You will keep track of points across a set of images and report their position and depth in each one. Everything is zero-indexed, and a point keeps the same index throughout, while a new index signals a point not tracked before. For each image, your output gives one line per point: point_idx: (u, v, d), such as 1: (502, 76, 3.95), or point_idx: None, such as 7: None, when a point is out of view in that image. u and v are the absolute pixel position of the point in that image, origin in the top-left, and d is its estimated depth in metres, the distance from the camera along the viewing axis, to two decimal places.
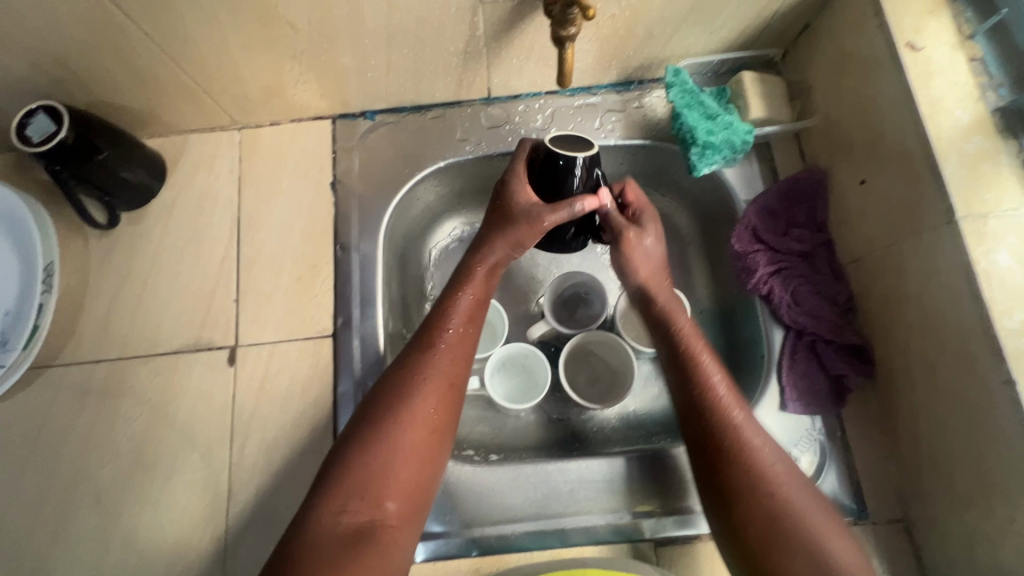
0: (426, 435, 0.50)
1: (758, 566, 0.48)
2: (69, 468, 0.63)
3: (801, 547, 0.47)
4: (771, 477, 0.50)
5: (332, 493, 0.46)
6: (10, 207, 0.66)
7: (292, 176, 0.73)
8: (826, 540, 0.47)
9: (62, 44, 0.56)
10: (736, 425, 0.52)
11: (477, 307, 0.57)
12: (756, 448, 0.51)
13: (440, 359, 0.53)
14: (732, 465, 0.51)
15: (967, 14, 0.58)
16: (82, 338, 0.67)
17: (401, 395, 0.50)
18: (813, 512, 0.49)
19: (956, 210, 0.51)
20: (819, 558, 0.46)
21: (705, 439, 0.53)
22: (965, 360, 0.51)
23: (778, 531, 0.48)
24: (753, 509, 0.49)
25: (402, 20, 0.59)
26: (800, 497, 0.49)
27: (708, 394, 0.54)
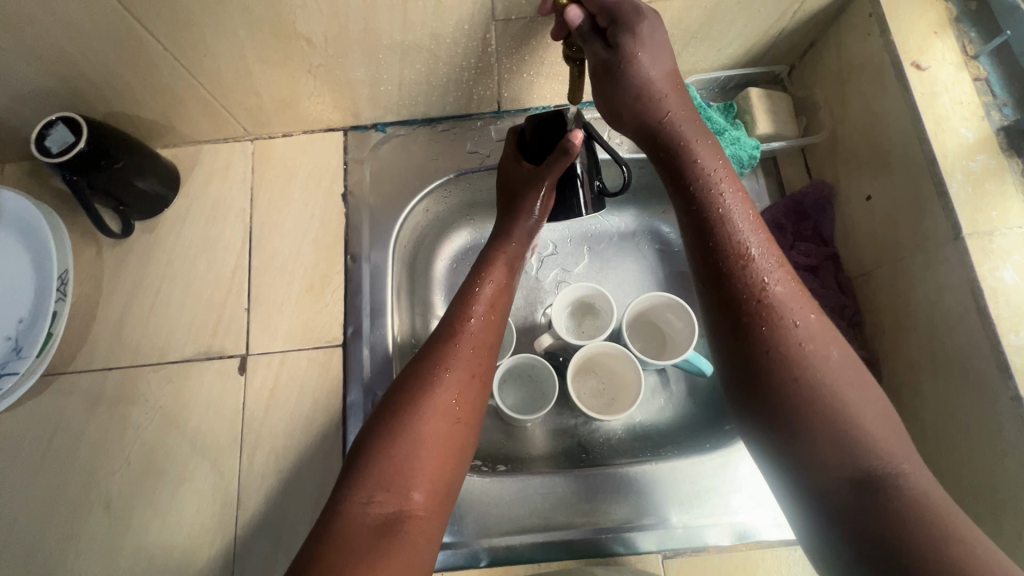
0: (450, 423, 0.49)
1: (783, 406, 0.43)
2: (79, 475, 0.63)
3: (829, 420, 0.41)
4: (807, 350, 0.44)
5: (358, 484, 0.45)
6: (27, 215, 0.67)
7: (304, 186, 0.74)
8: (861, 414, 0.41)
9: (82, 58, 0.57)
10: (769, 292, 0.46)
11: (500, 298, 0.59)
12: (790, 317, 0.45)
13: (463, 348, 0.54)
14: (760, 328, 0.45)
15: (971, 34, 0.59)
16: (94, 345, 0.68)
17: (425, 383, 0.51)
18: (854, 388, 0.43)
19: (963, 227, 0.52)
20: (846, 432, 0.41)
21: (728, 305, 0.47)
22: (973, 375, 0.52)
23: (806, 409, 0.42)
24: (779, 375, 0.43)
25: (416, 35, 0.60)
26: (836, 368, 0.43)
27: (735, 257, 0.47)
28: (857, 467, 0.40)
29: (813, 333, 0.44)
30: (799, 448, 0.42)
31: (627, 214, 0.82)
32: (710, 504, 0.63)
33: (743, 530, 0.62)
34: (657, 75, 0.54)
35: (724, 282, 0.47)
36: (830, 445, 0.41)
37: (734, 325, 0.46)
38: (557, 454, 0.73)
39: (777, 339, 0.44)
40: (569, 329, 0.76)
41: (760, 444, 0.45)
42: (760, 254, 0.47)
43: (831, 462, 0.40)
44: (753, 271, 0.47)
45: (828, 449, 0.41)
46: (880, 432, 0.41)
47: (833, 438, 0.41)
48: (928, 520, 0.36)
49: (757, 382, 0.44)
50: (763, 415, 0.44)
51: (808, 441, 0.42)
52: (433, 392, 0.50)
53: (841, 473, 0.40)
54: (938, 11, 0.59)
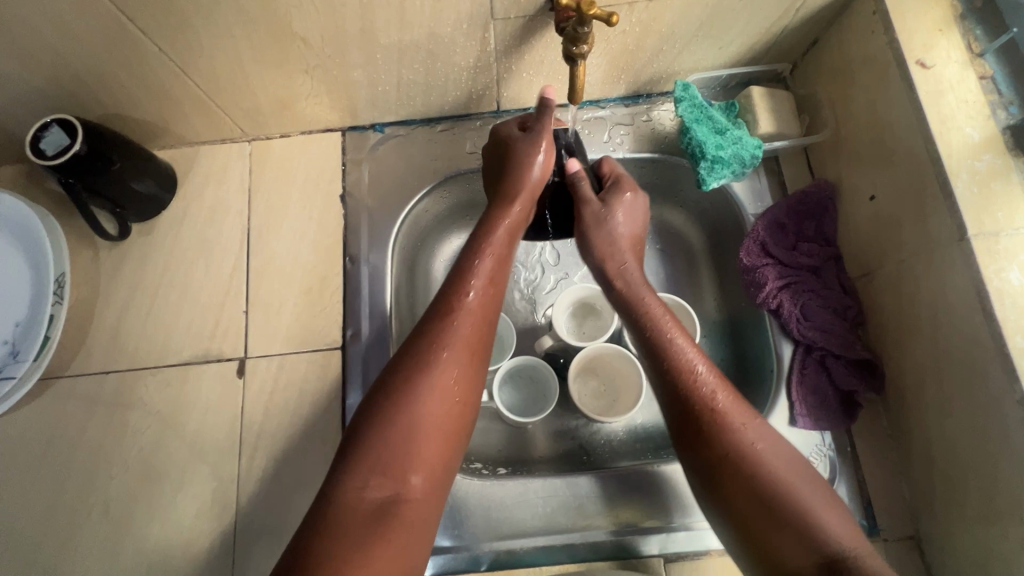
0: (450, 403, 0.49)
1: (753, 523, 0.47)
2: (78, 480, 0.63)
3: (794, 521, 0.46)
4: (757, 454, 0.49)
5: (354, 465, 0.45)
6: (23, 218, 0.66)
7: (303, 187, 0.74)
8: (818, 512, 0.46)
9: (77, 60, 0.56)
10: (718, 401, 0.51)
11: (499, 271, 0.57)
12: (739, 426, 0.50)
13: (461, 326, 0.52)
14: (713, 443, 0.50)
15: (976, 31, 0.58)
16: (92, 348, 0.67)
17: (423, 362, 0.49)
18: (801, 484, 0.48)
19: (968, 228, 0.51)
20: (810, 528, 0.45)
21: (686, 420, 0.52)
22: (977, 377, 0.51)
23: (763, 507, 0.47)
24: (736, 482, 0.48)
25: (414, 35, 0.59)
26: (789, 471, 0.48)
27: (683, 372, 0.53)
28: (823, 557, 0.44)
29: (763, 438, 0.50)
30: (765, 545, 0.46)
31: None
32: None
33: None
34: (627, 228, 0.65)
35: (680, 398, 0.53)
36: (791, 537, 0.45)
37: (691, 440, 0.51)
38: (559, 456, 0.72)
39: (734, 451, 0.49)
40: (569, 330, 0.75)
41: (732, 539, 0.49)
42: (706, 372, 0.53)
43: (798, 554, 0.45)
44: (704, 385, 0.52)
45: (796, 546, 0.45)
46: (834, 523, 0.46)
47: (800, 536, 0.45)
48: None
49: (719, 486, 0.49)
50: (726, 515, 0.49)
51: (772, 538, 0.46)
52: (430, 371, 0.49)
53: (813, 565, 0.44)
54: (943, 8, 0.58)
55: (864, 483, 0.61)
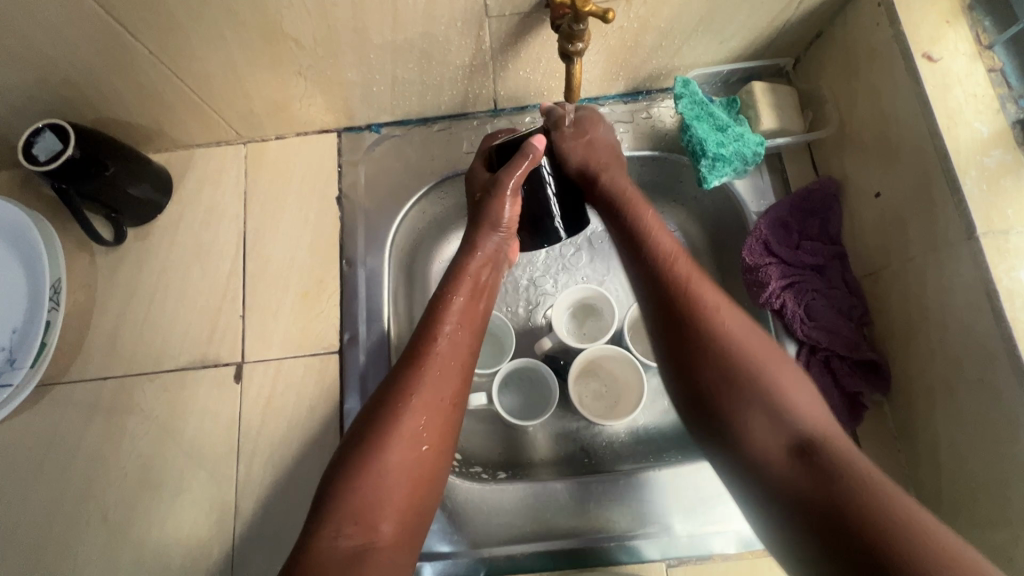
0: (419, 451, 0.48)
1: (719, 404, 0.51)
2: (76, 486, 0.63)
3: (761, 399, 0.49)
4: (731, 335, 0.52)
5: (326, 517, 0.45)
6: (18, 225, 0.66)
7: (299, 189, 0.73)
8: (786, 391, 0.49)
9: (67, 64, 0.56)
10: (693, 288, 0.54)
11: (475, 308, 0.57)
12: (713, 311, 0.53)
13: (429, 373, 0.51)
14: (689, 326, 0.53)
15: (985, 23, 0.56)
16: (89, 354, 0.67)
17: (391, 408, 0.49)
18: (775, 365, 0.51)
19: (977, 226, 0.50)
20: (779, 406, 0.49)
21: (663, 308, 0.54)
22: (986, 379, 0.50)
23: (733, 384, 0.50)
24: (712, 366, 0.51)
25: (407, 35, 0.58)
26: (762, 352, 0.51)
27: (659, 257, 0.56)
28: (792, 440, 0.47)
29: (734, 321, 0.53)
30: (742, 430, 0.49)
31: None
32: (714, 512, 0.62)
33: (748, 538, 0.60)
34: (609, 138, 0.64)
35: (656, 288, 0.55)
36: (763, 417, 0.49)
37: (670, 327, 0.54)
38: (560, 459, 0.71)
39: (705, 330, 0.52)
40: (570, 331, 0.74)
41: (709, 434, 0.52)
42: (680, 258, 0.56)
43: (768, 433, 0.48)
44: (681, 276, 0.55)
45: (766, 424, 0.48)
46: (803, 400, 0.49)
47: (769, 411, 0.49)
48: (854, 475, 0.43)
49: (696, 378, 0.52)
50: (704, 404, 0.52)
51: (743, 420, 0.49)
52: (399, 419, 0.48)
53: (784, 444, 0.47)
54: None
55: None
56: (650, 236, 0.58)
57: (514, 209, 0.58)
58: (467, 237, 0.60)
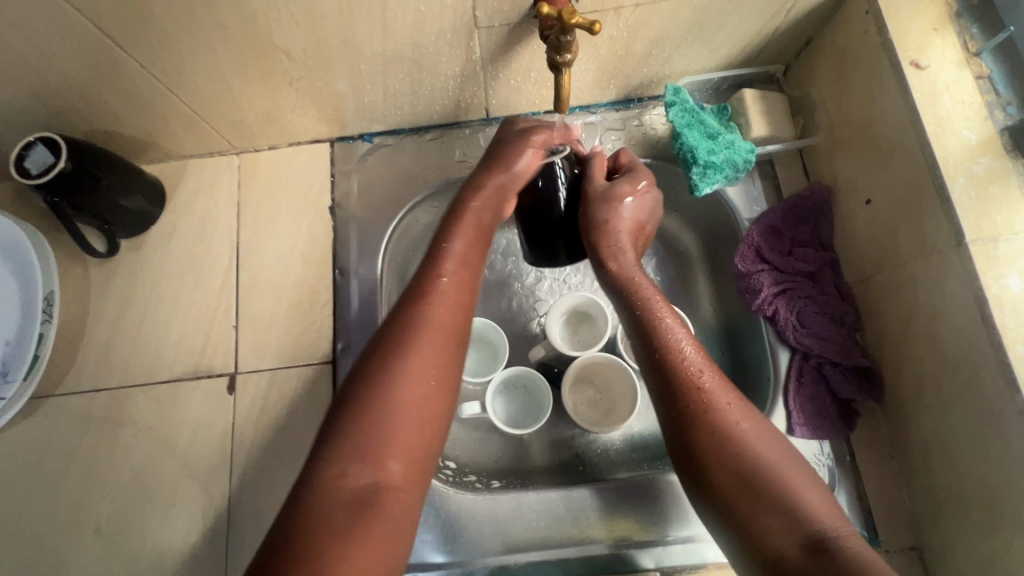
0: (427, 385, 0.47)
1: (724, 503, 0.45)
2: (70, 499, 0.63)
3: (773, 493, 0.43)
4: (741, 429, 0.46)
5: (329, 455, 0.43)
6: (11, 237, 0.66)
7: (292, 199, 0.73)
8: (797, 489, 0.44)
9: (58, 77, 0.56)
10: (705, 380, 0.49)
11: (477, 252, 0.56)
12: (724, 404, 0.48)
13: (435, 309, 0.50)
14: (697, 424, 0.47)
15: (972, 30, 0.56)
16: (83, 366, 0.67)
17: (397, 347, 0.47)
18: (790, 467, 0.45)
19: (966, 233, 0.50)
20: (791, 507, 0.43)
21: (671, 403, 0.49)
22: (978, 387, 0.50)
23: (744, 481, 0.45)
24: (717, 452, 0.46)
25: (397, 46, 0.58)
26: (765, 444, 0.46)
27: (669, 348, 0.51)
28: (808, 538, 0.41)
29: (747, 418, 0.47)
30: (761, 529, 0.43)
31: None
32: None
33: None
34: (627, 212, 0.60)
35: (666, 381, 0.50)
36: (775, 517, 0.43)
37: (671, 412, 0.49)
38: (555, 467, 0.71)
39: (708, 419, 0.47)
40: (564, 338, 0.74)
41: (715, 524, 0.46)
42: (693, 352, 0.51)
43: (781, 533, 0.42)
44: (692, 367, 0.49)
45: (777, 515, 0.43)
46: (817, 500, 0.44)
47: (780, 504, 0.43)
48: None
49: (704, 479, 0.46)
50: (712, 504, 0.46)
51: (754, 516, 0.43)
52: (403, 356, 0.47)
53: (795, 541, 0.42)
54: (938, 7, 0.57)
55: (862, 492, 0.60)
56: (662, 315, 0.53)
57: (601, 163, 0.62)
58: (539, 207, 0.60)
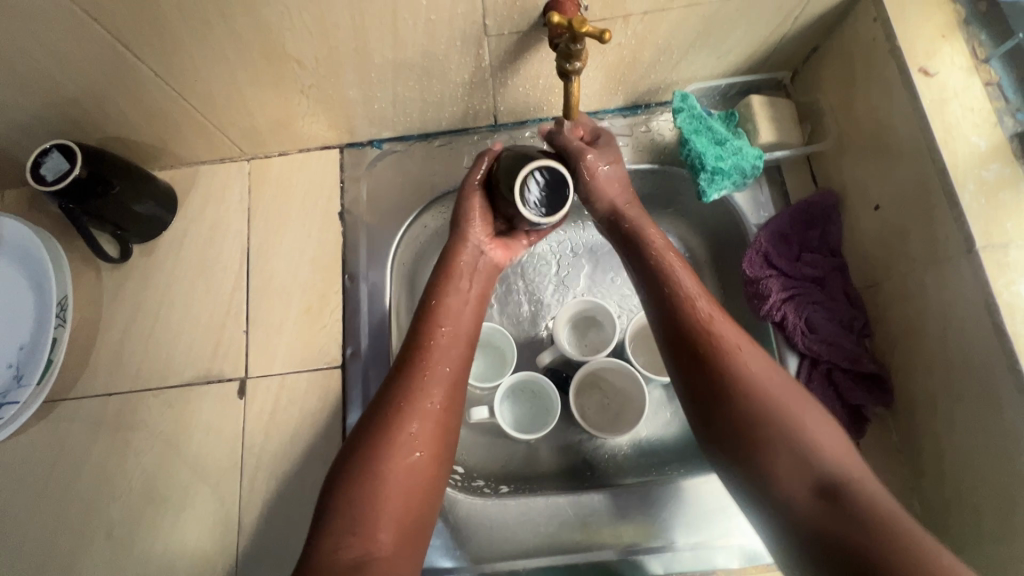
0: (412, 459, 0.49)
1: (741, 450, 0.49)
2: (81, 502, 0.63)
3: (786, 440, 0.48)
4: (752, 378, 0.50)
5: (326, 529, 0.46)
6: (25, 243, 0.67)
7: (302, 205, 0.74)
8: (806, 431, 0.48)
9: (75, 86, 0.57)
10: (719, 333, 0.53)
11: (465, 314, 0.59)
12: (740, 354, 0.52)
13: (424, 381, 0.52)
14: (712, 373, 0.51)
15: (981, 37, 0.56)
16: (95, 370, 0.68)
17: (385, 423, 0.50)
18: (800, 408, 0.49)
19: (976, 240, 0.50)
20: (803, 451, 0.47)
21: (687, 351, 0.53)
22: (988, 394, 0.50)
23: (758, 427, 0.49)
24: (734, 401, 0.50)
25: (407, 54, 0.59)
26: (777, 389, 0.50)
27: (685, 301, 0.55)
28: (817, 480, 0.46)
29: (756, 361, 0.51)
30: (776, 471, 0.47)
31: None
32: (718, 526, 0.61)
33: (752, 553, 0.60)
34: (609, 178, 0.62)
35: (682, 332, 0.54)
36: (788, 462, 0.47)
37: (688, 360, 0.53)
38: (563, 472, 0.71)
39: (725, 365, 0.51)
40: (571, 343, 0.74)
41: (729, 468, 0.51)
42: (707, 304, 0.55)
43: (792, 477, 0.47)
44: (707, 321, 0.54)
45: (790, 463, 0.47)
46: (832, 443, 0.48)
47: (792, 450, 0.47)
48: (873, 521, 0.43)
49: (719, 426, 0.50)
50: (727, 450, 0.50)
51: (768, 461, 0.48)
52: (393, 429, 0.49)
53: (807, 484, 0.46)
54: (946, 14, 0.57)
55: None
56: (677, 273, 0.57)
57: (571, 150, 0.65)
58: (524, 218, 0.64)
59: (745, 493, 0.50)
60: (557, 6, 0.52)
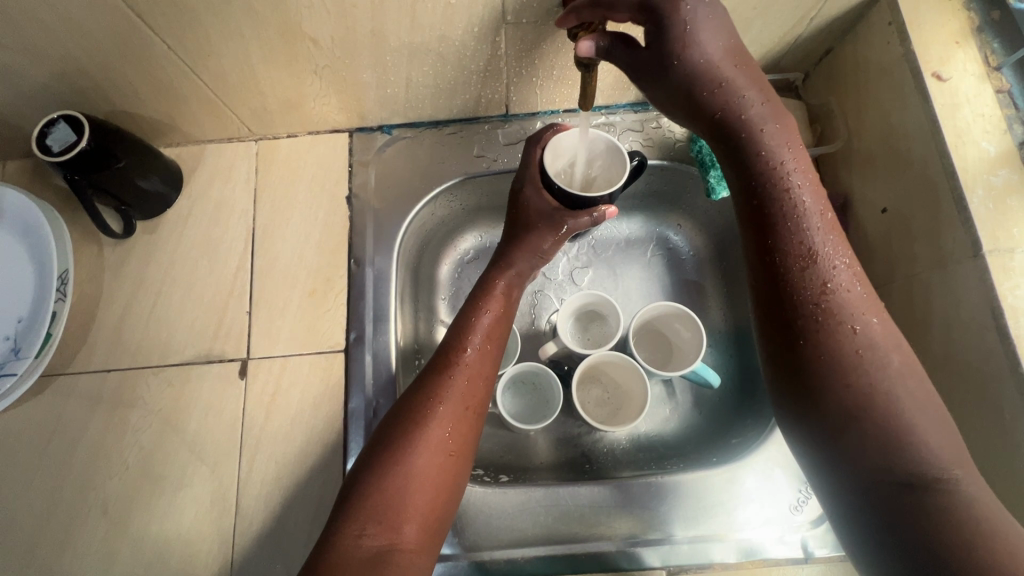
0: (444, 458, 0.49)
1: (828, 418, 0.45)
2: (76, 479, 0.62)
3: (884, 430, 0.43)
4: (856, 344, 0.45)
5: (351, 515, 0.45)
6: (26, 214, 0.66)
7: (309, 188, 0.73)
8: (914, 421, 0.43)
9: (85, 56, 0.56)
10: (830, 296, 0.46)
11: (498, 326, 0.58)
12: (855, 328, 0.46)
13: (458, 380, 0.53)
14: (812, 330, 0.46)
15: (994, 45, 0.57)
16: (94, 345, 0.67)
17: (419, 416, 0.50)
18: (905, 389, 0.44)
19: (983, 243, 0.51)
20: (902, 440, 0.43)
21: (782, 317, 0.48)
22: (990, 396, 0.51)
23: (858, 404, 0.44)
24: (831, 369, 0.45)
25: (424, 38, 0.59)
26: (884, 365, 0.45)
27: (795, 258, 0.48)
28: (910, 472, 0.42)
29: (868, 328, 0.46)
30: (873, 456, 0.43)
31: (637, 220, 0.81)
32: (716, 520, 0.62)
33: (749, 548, 0.61)
34: (713, 62, 0.49)
35: (781, 287, 0.48)
36: (879, 451, 0.43)
37: (782, 307, 0.48)
38: (561, 463, 0.71)
39: (826, 330, 0.46)
40: (574, 336, 0.74)
41: (805, 438, 0.47)
42: (821, 242, 0.48)
43: (883, 464, 0.43)
44: (821, 285, 0.47)
45: (882, 454, 0.43)
46: (929, 429, 0.43)
47: (892, 442, 0.43)
48: (968, 523, 0.40)
49: (810, 396, 0.46)
50: (812, 420, 0.46)
51: (860, 446, 0.44)
52: (425, 426, 0.49)
53: (893, 474, 0.42)
54: (960, 21, 0.58)
55: None
56: (801, 218, 0.49)
57: (554, 243, 0.63)
58: (520, 241, 0.63)
59: (815, 465, 0.47)
60: (576, 10, 0.50)
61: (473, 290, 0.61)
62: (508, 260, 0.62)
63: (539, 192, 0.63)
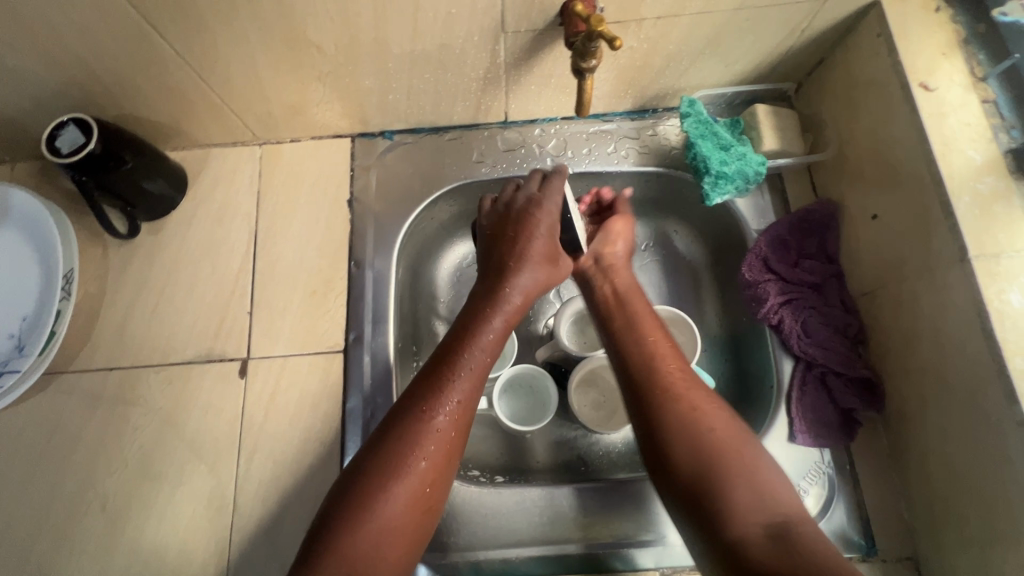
0: (416, 511, 0.47)
1: (694, 486, 0.48)
2: (76, 476, 0.63)
3: (744, 483, 0.47)
4: (705, 416, 0.51)
5: (311, 570, 0.43)
6: (33, 214, 0.67)
7: (311, 191, 0.75)
8: (764, 476, 0.48)
9: (94, 60, 0.57)
10: (677, 379, 0.54)
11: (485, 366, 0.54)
12: (700, 401, 0.52)
13: (438, 429, 0.49)
14: (667, 406, 0.52)
15: (979, 56, 0.59)
16: (96, 344, 0.68)
17: (393, 465, 0.47)
18: (752, 454, 0.50)
19: (969, 249, 0.52)
20: (762, 494, 0.47)
21: (640, 400, 0.54)
22: (978, 400, 0.51)
23: (713, 463, 0.49)
24: (687, 439, 0.50)
25: (425, 46, 0.60)
26: (733, 433, 0.51)
27: (647, 354, 0.57)
28: (770, 524, 0.45)
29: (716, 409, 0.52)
30: (714, 509, 0.47)
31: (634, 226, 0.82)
32: None
33: None
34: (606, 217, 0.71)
35: (639, 375, 0.55)
36: (749, 508, 0.46)
37: (641, 392, 0.54)
38: (557, 465, 0.72)
39: (678, 406, 0.52)
40: (570, 340, 0.75)
41: (682, 515, 0.49)
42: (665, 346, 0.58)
43: (748, 516, 0.46)
44: (667, 367, 0.55)
45: (757, 511, 0.46)
46: (783, 490, 0.48)
47: (754, 496, 0.47)
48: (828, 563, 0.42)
49: (674, 464, 0.50)
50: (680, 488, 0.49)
51: (727, 501, 0.47)
52: (398, 477, 0.47)
53: (761, 527, 0.45)
54: (946, 34, 0.59)
55: (861, 501, 0.62)
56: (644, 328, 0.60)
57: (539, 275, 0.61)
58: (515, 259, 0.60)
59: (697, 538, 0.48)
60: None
61: (458, 323, 0.56)
62: (506, 281, 0.59)
63: (540, 238, 0.62)
